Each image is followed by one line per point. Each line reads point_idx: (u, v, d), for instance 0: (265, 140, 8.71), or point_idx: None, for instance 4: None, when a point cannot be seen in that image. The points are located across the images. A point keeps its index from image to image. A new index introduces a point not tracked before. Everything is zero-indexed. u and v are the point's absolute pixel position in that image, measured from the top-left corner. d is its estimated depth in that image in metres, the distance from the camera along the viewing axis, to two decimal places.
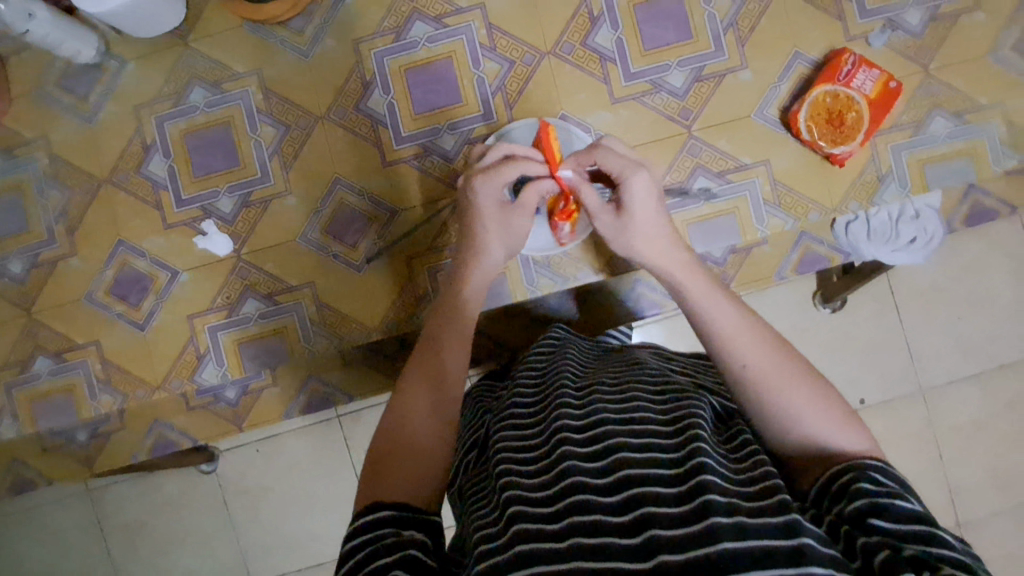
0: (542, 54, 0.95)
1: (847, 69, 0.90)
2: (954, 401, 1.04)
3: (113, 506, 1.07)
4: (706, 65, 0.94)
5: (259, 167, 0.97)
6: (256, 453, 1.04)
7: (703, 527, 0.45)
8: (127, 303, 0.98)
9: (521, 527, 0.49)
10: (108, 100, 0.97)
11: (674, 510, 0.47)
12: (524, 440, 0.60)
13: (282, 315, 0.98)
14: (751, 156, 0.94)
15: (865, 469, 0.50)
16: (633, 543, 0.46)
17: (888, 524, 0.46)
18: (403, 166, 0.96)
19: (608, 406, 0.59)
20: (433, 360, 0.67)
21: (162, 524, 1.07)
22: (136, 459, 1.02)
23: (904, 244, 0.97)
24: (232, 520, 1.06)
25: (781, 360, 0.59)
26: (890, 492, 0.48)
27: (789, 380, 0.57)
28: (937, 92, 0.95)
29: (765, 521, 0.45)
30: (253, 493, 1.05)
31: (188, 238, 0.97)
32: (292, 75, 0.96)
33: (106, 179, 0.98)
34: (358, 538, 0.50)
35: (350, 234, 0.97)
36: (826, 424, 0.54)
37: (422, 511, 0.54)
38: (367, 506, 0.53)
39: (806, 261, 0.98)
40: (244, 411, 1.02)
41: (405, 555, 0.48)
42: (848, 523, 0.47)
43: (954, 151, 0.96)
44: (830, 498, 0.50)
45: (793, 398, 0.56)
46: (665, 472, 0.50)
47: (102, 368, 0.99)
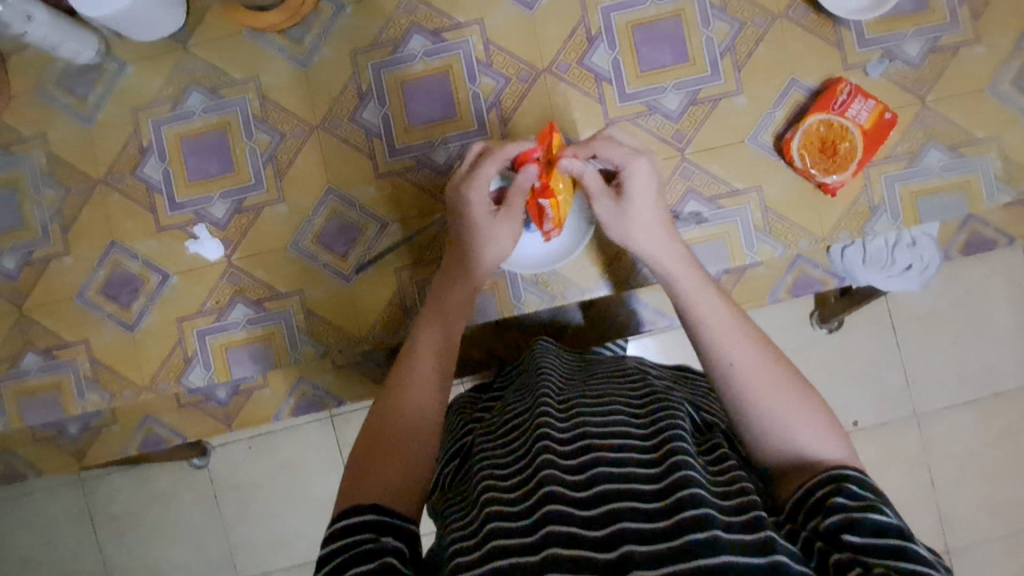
0: (538, 72, 0.95)
1: (842, 99, 0.90)
2: (944, 430, 1.04)
3: (100, 500, 1.08)
4: (701, 89, 0.94)
5: (253, 174, 0.97)
6: (247, 450, 1.06)
7: (681, 545, 0.46)
8: (118, 303, 0.99)
9: (497, 541, 0.50)
10: (106, 101, 0.98)
11: (650, 526, 0.47)
12: (505, 452, 0.60)
13: (270, 322, 0.98)
14: (742, 182, 0.94)
15: (844, 482, 0.50)
16: (610, 558, 0.46)
17: (861, 539, 0.46)
18: (396, 178, 0.96)
19: (591, 416, 0.59)
20: (426, 361, 0.68)
21: (148, 521, 1.08)
22: (126, 455, 1.03)
23: (898, 271, 0.96)
24: (220, 518, 1.07)
25: (766, 362, 0.60)
26: (866, 505, 0.48)
27: (775, 383, 0.58)
28: (932, 124, 0.94)
29: (738, 538, 0.46)
30: (242, 491, 1.06)
31: (180, 242, 0.98)
32: (289, 83, 0.96)
33: (102, 180, 0.98)
34: (338, 543, 0.51)
35: (340, 244, 0.97)
36: (811, 433, 0.55)
37: (402, 518, 0.54)
38: (345, 510, 0.53)
39: (799, 285, 0.99)
40: (234, 411, 1.04)
41: (384, 560, 0.48)
42: (822, 539, 0.47)
43: (947, 184, 0.95)
44: (806, 513, 0.50)
45: (773, 401, 0.57)
46: (643, 488, 0.50)
47: (90, 367, 1.00)
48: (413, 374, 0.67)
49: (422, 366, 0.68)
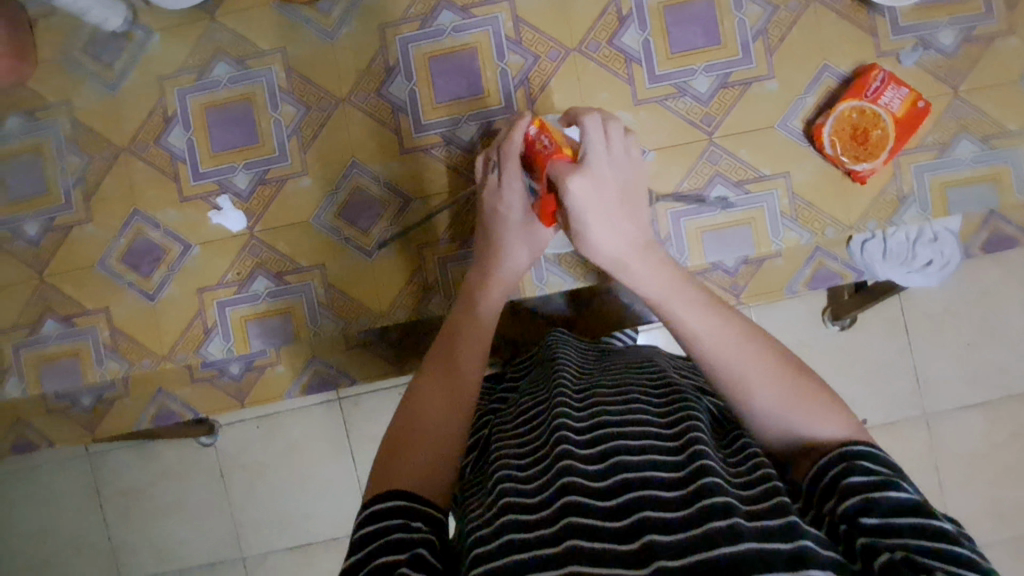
0: (568, 50, 0.94)
1: (875, 85, 0.89)
2: (959, 425, 1.03)
3: (113, 472, 1.08)
4: (732, 72, 0.93)
5: (277, 146, 0.96)
6: (255, 430, 1.05)
7: (702, 533, 0.45)
8: (138, 273, 0.98)
9: (512, 535, 0.49)
10: (133, 70, 0.98)
11: (673, 515, 0.47)
12: (519, 442, 0.60)
13: (290, 295, 0.98)
14: (771, 167, 0.93)
15: (853, 459, 0.49)
16: (630, 549, 0.46)
17: (879, 521, 0.45)
18: (420, 154, 0.96)
19: (609, 408, 0.59)
20: (440, 389, 0.63)
21: (159, 495, 1.08)
22: (137, 428, 1.03)
23: (918, 266, 0.95)
24: (230, 495, 1.07)
25: (756, 354, 0.57)
26: (881, 482, 0.47)
27: (769, 375, 0.56)
28: (965, 115, 0.93)
29: (762, 525, 0.46)
30: (250, 469, 1.06)
31: (202, 212, 0.98)
32: (316, 56, 0.96)
33: (126, 148, 0.98)
34: (369, 526, 0.50)
35: (363, 218, 0.97)
36: (811, 416, 0.53)
37: (428, 504, 0.53)
38: (374, 497, 0.53)
39: (818, 277, 0.97)
40: (249, 386, 1.03)
41: (414, 552, 0.48)
42: (843, 522, 0.47)
43: (977, 175, 0.95)
44: (821, 494, 0.49)
45: (767, 390, 0.55)
46: (664, 476, 0.50)
47: (109, 335, 1.00)
48: (425, 402, 0.62)
49: (438, 395, 0.63)
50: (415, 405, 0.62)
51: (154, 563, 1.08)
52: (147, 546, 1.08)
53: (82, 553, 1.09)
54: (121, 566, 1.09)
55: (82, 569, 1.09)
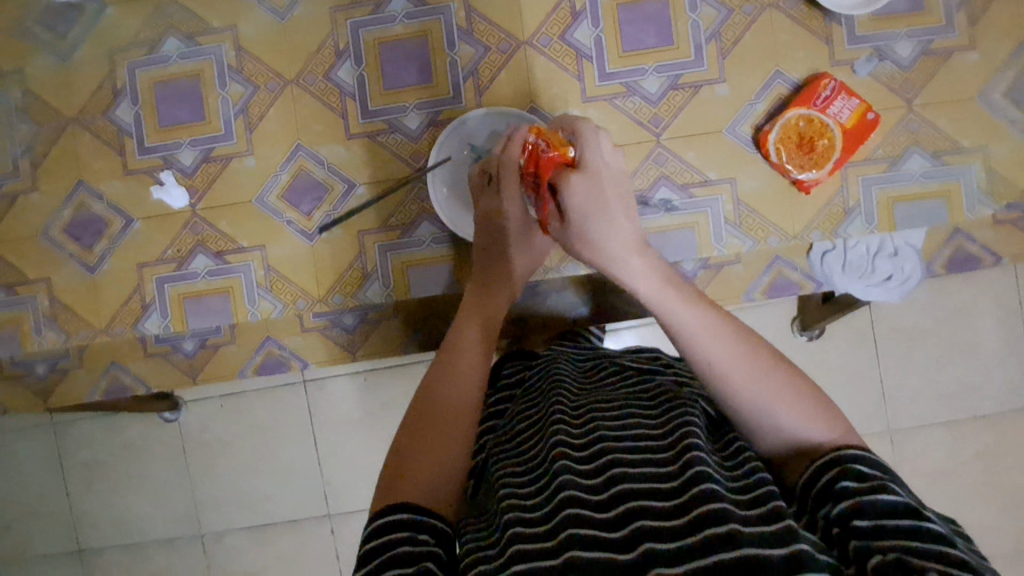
0: (519, 43, 0.93)
1: (825, 94, 0.88)
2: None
3: (76, 444, 1.13)
4: (683, 74, 0.92)
5: (223, 124, 0.96)
6: (219, 407, 1.11)
7: (696, 543, 0.47)
8: (80, 244, 0.98)
9: (518, 547, 0.51)
10: (85, 41, 0.97)
11: (671, 523, 0.49)
12: (523, 454, 0.62)
13: (229, 274, 0.97)
14: (717, 172, 0.92)
15: (848, 463, 0.51)
16: (630, 558, 0.48)
17: (869, 523, 0.47)
18: (364, 140, 0.95)
19: (604, 418, 0.60)
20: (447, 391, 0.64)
21: (118, 467, 1.12)
22: (88, 399, 1.03)
23: (878, 280, 0.95)
24: (189, 470, 1.11)
25: (743, 352, 0.58)
26: (873, 486, 0.49)
27: (758, 375, 0.57)
28: (917, 129, 0.92)
29: (758, 531, 0.47)
30: (212, 446, 1.11)
31: (146, 187, 0.97)
32: (266, 35, 0.95)
33: (75, 119, 0.98)
34: (378, 542, 0.52)
35: (306, 201, 0.96)
36: (797, 419, 0.55)
37: (438, 517, 0.55)
38: (383, 511, 0.55)
39: (776, 285, 0.99)
40: (200, 363, 1.05)
41: (421, 566, 0.50)
42: (837, 525, 0.48)
43: (927, 191, 0.93)
44: (815, 499, 0.51)
45: (755, 389, 0.56)
46: (661, 485, 0.51)
47: (49, 305, 0.99)
48: (429, 409, 0.63)
49: (442, 400, 0.63)
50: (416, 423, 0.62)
51: (114, 533, 1.13)
52: (103, 518, 1.13)
53: (40, 520, 1.13)
54: (77, 534, 1.13)
55: (38, 536, 1.14)
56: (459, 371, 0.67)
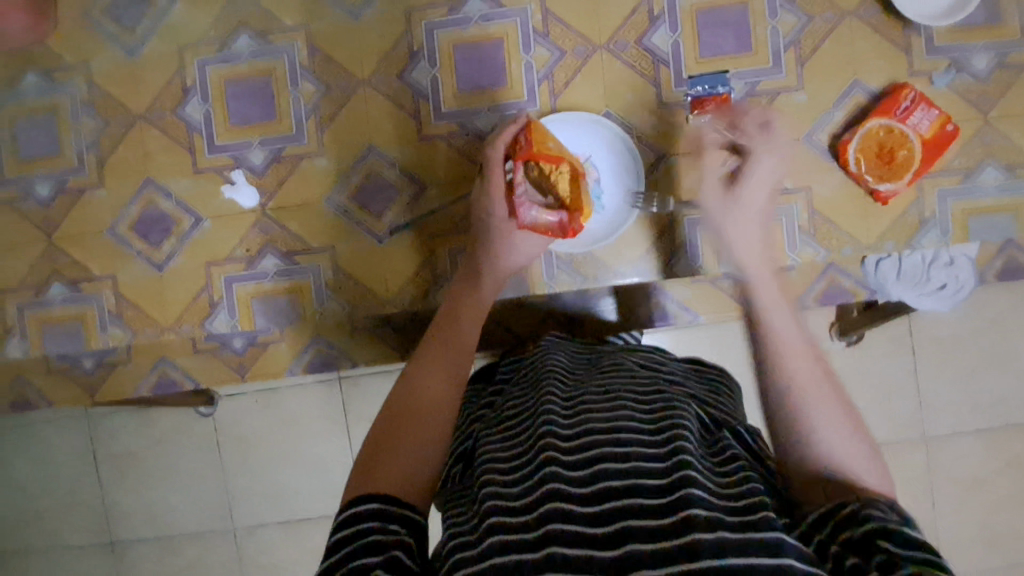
0: (595, 47, 0.92)
1: (905, 105, 0.87)
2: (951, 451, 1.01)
3: (107, 435, 1.12)
4: (761, 81, 0.91)
5: (295, 124, 0.95)
6: (253, 403, 1.10)
7: (684, 543, 0.47)
8: (147, 242, 0.98)
9: (498, 536, 0.51)
10: (153, 36, 0.96)
11: (657, 524, 0.48)
12: (509, 443, 0.62)
13: (298, 275, 0.97)
14: (793, 180, 0.92)
15: (874, 500, 0.51)
16: (610, 557, 0.47)
17: (896, 548, 0.47)
18: (440, 142, 0.95)
19: (597, 414, 0.60)
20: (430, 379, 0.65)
21: (149, 460, 1.12)
22: (136, 394, 1.02)
23: (930, 288, 0.95)
24: (223, 464, 1.12)
25: (825, 377, 0.62)
26: (899, 521, 0.49)
27: (835, 404, 0.60)
28: (991, 142, 0.92)
29: (742, 538, 0.47)
30: (245, 441, 1.11)
31: (215, 186, 0.97)
32: (340, 35, 0.95)
33: (143, 116, 0.97)
34: (346, 529, 0.52)
35: (377, 203, 0.96)
36: (852, 458, 0.57)
37: (407, 506, 0.54)
38: (355, 498, 0.54)
39: (828, 293, 0.98)
40: (250, 361, 1.02)
41: (390, 555, 0.49)
42: (851, 547, 0.49)
43: (999, 204, 0.93)
44: (833, 518, 0.51)
45: (818, 411, 0.59)
46: (648, 484, 0.51)
47: (115, 302, 0.99)
48: (411, 398, 0.63)
49: (424, 392, 0.64)
50: (398, 417, 0.61)
51: (146, 525, 1.14)
52: (134, 510, 1.13)
53: (72, 511, 1.14)
54: (109, 525, 1.14)
55: (69, 528, 1.15)
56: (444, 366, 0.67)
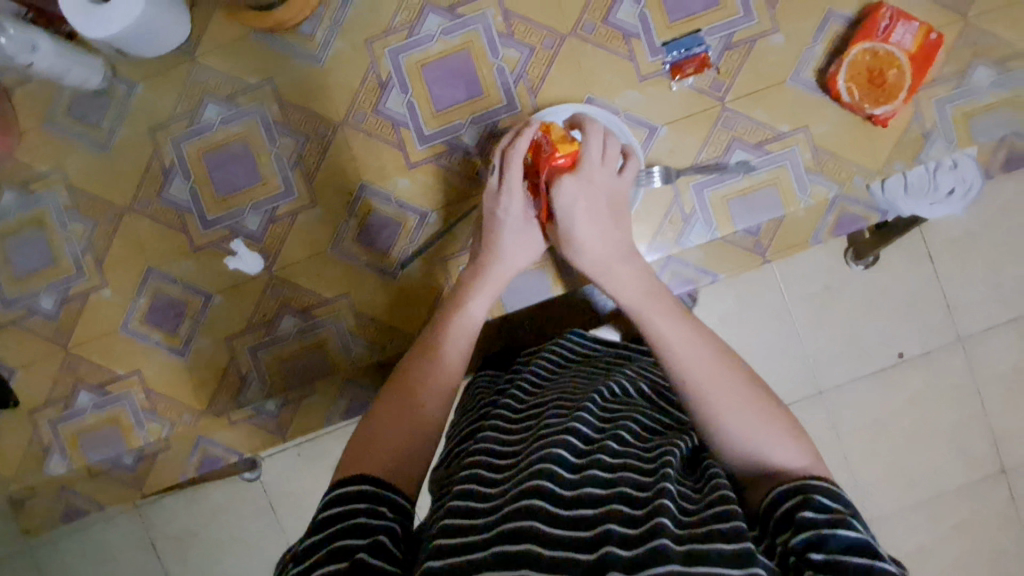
0: (563, 36, 0.91)
1: (884, 24, 0.86)
2: (993, 348, 0.99)
3: (161, 518, 1.07)
4: (735, 32, 0.90)
5: (282, 181, 0.94)
6: (296, 456, 1.03)
7: (651, 550, 0.42)
8: (163, 330, 0.97)
9: (464, 534, 0.46)
10: (121, 126, 0.95)
11: (628, 531, 0.44)
12: (496, 441, 0.57)
13: (321, 329, 0.96)
14: (789, 124, 0.90)
15: (810, 492, 0.45)
16: (588, 559, 0.43)
17: (825, 558, 0.42)
18: (429, 166, 0.93)
19: (589, 421, 0.56)
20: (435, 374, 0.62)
21: (205, 535, 1.07)
22: (185, 479, 1.02)
23: (943, 196, 0.94)
24: (280, 524, 1.05)
25: (713, 351, 0.57)
26: (833, 519, 0.43)
27: (731, 387, 0.54)
28: (977, 41, 0.91)
29: (713, 547, 0.42)
30: (296, 495, 1.05)
31: (216, 260, 0.95)
32: (306, 83, 0.93)
33: (129, 207, 0.96)
34: (332, 508, 0.48)
35: (382, 240, 0.94)
36: (762, 439, 0.51)
37: (395, 490, 0.51)
38: (342, 478, 0.51)
39: (842, 223, 0.93)
40: (287, 420, 0.99)
41: (374, 538, 0.46)
42: (795, 555, 0.43)
43: (998, 101, 0.91)
44: (775, 524, 0.46)
45: (714, 388, 0.54)
46: (628, 494, 0.47)
47: (145, 398, 0.98)
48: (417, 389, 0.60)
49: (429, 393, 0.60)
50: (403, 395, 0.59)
51: None
52: None
53: None
54: None
55: None
56: (417, 414, 0.58)
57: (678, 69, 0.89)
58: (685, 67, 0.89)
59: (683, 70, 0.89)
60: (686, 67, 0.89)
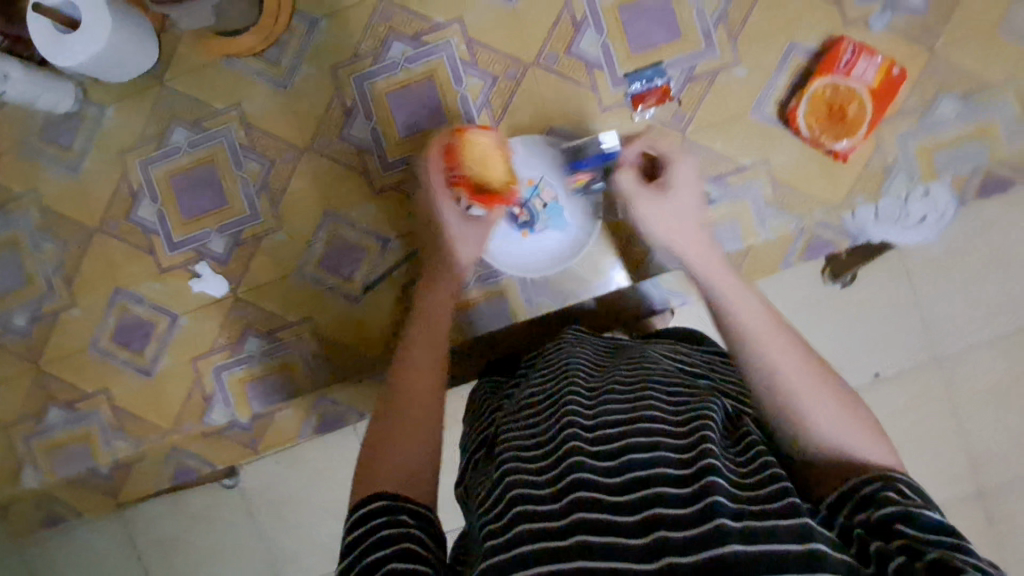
0: (525, 66, 0.91)
1: (846, 58, 0.86)
2: (975, 366, 0.98)
3: (145, 522, 1.07)
4: (697, 64, 0.90)
5: (247, 205, 0.95)
6: (277, 464, 1.04)
7: (713, 530, 0.42)
8: (131, 350, 0.98)
9: (528, 526, 0.46)
10: (91, 148, 0.96)
11: (683, 511, 0.44)
12: (532, 426, 0.57)
13: (285, 352, 0.97)
14: (749, 157, 0.90)
15: (894, 481, 0.47)
16: (641, 545, 0.43)
17: (914, 532, 0.43)
18: (392, 192, 0.94)
19: (617, 400, 0.55)
20: (423, 375, 0.66)
21: (190, 541, 1.07)
22: (157, 488, 1.03)
23: (913, 223, 0.93)
24: (261, 530, 1.05)
25: (785, 346, 0.57)
26: (918, 503, 0.45)
27: (806, 380, 0.55)
28: (942, 73, 0.89)
29: (769, 526, 0.42)
30: (278, 501, 1.05)
31: (183, 282, 0.96)
32: (272, 108, 0.94)
33: (98, 228, 0.97)
34: (356, 530, 0.52)
35: (345, 265, 0.95)
36: (842, 429, 0.52)
37: (414, 502, 0.54)
38: (363, 498, 0.54)
39: (813, 247, 0.92)
40: (260, 434, 1.00)
41: (401, 546, 0.49)
42: (866, 529, 0.45)
43: (963, 134, 0.90)
44: (852, 505, 0.47)
45: (794, 380, 0.55)
46: (673, 471, 0.46)
47: (114, 416, 0.99)
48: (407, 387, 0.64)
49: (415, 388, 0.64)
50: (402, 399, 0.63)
51: None
52: None
53: None
54: None
55: None
56: (406, 415, 0.62)
57: (642, 97, 0.89)
58: (648, 96, 0.89)
59: (645, 99, 0.89)
60: (649, 96, 0.89)
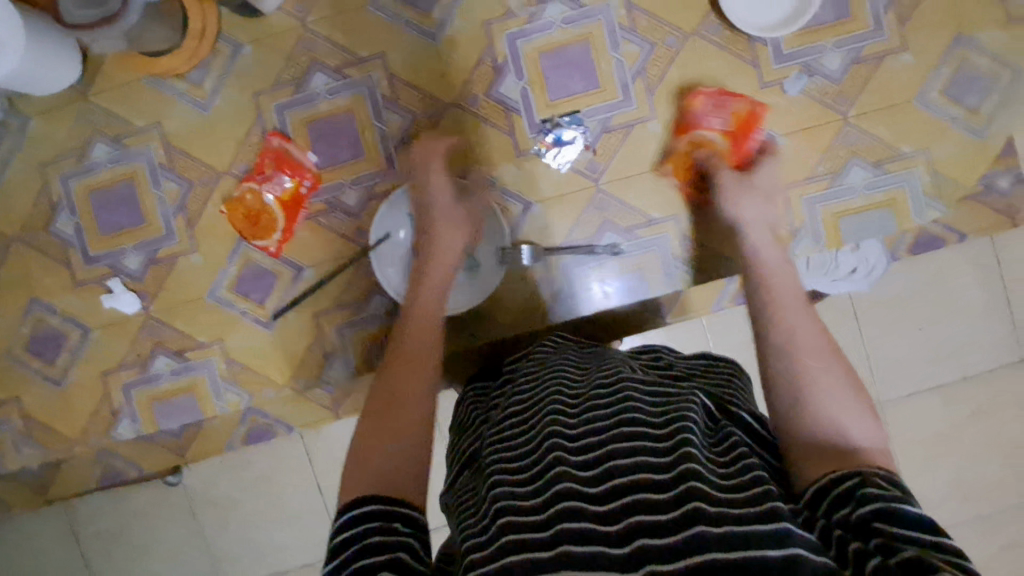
0: (445, 105, 0.92)
1: (695, 112, 0.88)
2: (914, 415, 0.96)
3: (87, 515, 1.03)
4: (613, 116, 0.91)
5: (163, 225, 0.96)
6: (221, 465, 1.01)
7: (688, 538, 0.40)
8: (44, 360, 0.99)
9: (508, 538, 0.44)
10: (14, 158, 0.97)
11: (662, 517, 0.41)
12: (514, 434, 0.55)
13: (192, 371, 0.97)
14: (661, 211, 0.92)
15: (868, 475, 0.45)
16: (622, 554, 0.40)
17: (896, 530, 0.41)
18: (307, 222, 0.94)
19: (598, 406, 0.53)
20: (409, 375, 0.62)
21: (132, 538, 1.03)
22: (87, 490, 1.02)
23: (846, 275, 0.93)
24: (202, 529, 1.02)
25: (810, 323, 0.60)
26: (897, 496, 0.43)
27: (823, 351, 0.57)
28: (856, 140, 0.90)
29: (749, 528, 0.40)
30: (221, 504, 1.02)
31: (97, 297, 0.97)
32: (192, 131, 0.94)
33: (16, 238, 0.98)
34: (344, 538, 0.47)
35: (256, 290, 0.96)
36: (841, 400, 0.53)
37: (409, 506, 0.50)
38: (354, 500, 0.50)
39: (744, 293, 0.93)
40: (188, 441, 1.00)
41: (394, 556, 0.45)
42: (843, 528, 0.43)
43: (871, 203, 0.91)
44: (828, 500, 0.45)
45: (804, 346, 0.57)
46: (654, 477, 0.44)
47: (25, 424, 1.00)
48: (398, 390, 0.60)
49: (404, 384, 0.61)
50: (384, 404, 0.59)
51: None
52: None
53: None
54: None
55: None
56: (408, 409, 0.58)
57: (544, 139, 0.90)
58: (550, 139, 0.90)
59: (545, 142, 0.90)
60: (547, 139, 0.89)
